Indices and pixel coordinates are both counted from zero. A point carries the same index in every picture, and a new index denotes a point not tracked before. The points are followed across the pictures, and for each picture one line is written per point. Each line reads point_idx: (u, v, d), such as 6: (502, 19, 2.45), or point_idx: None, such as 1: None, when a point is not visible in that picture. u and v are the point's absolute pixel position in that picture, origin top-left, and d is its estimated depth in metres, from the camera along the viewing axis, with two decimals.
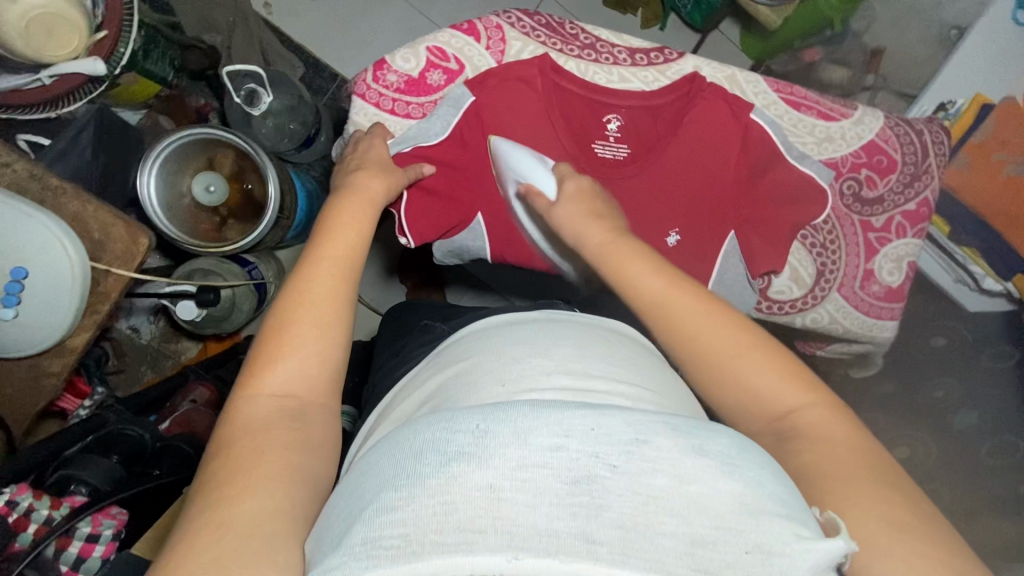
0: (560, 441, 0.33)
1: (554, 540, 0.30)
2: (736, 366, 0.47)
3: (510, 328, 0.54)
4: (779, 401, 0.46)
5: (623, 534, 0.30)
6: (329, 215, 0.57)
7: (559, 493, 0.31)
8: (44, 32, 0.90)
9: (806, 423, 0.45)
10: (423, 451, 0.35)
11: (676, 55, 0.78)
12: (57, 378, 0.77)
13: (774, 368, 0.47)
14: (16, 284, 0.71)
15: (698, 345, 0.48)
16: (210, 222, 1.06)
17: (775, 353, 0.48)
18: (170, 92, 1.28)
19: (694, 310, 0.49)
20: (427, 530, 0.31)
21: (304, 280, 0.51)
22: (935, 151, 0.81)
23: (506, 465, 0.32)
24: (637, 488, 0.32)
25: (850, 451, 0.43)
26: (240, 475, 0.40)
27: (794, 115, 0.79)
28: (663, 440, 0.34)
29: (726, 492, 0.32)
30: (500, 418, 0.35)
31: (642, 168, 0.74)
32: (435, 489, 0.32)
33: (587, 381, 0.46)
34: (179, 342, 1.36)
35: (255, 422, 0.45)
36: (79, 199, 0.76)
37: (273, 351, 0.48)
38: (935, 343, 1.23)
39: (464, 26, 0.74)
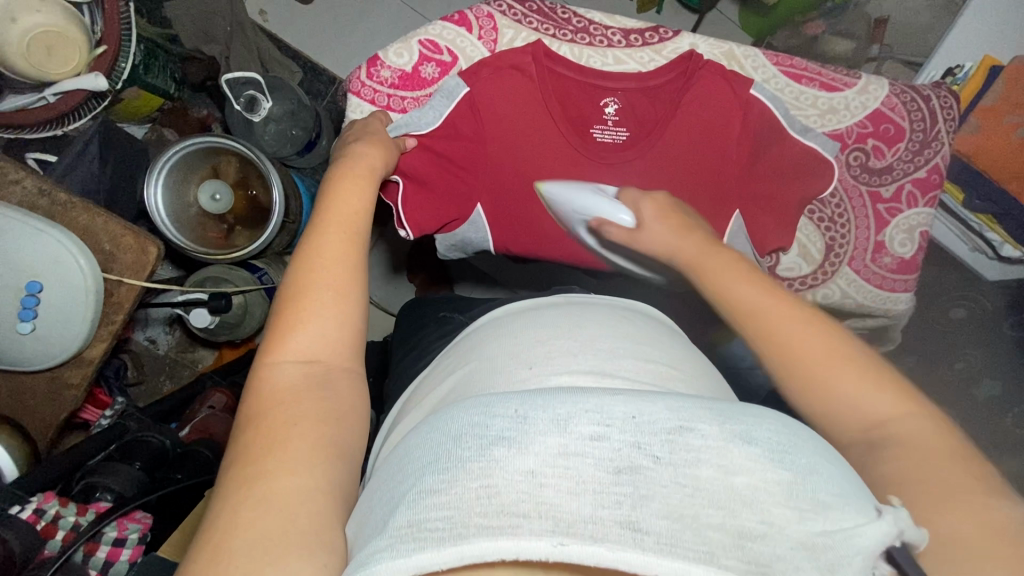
0: (602, 430, 0.32)
1: (598, 526, 0.29)
2: (828, 370, 0.43)
3: (539, 317, 0.53)
4: (875, 411, 0.42)
5: (672, 524, 0.29)
6: (334, 186, 0.58)
7: (603, 480, 0.30)
8: (45, 49, 0.91)
9: (907, 436, 0.40)
10: (462, 434, 0.35)
11: (672, 33, 0.77)
12: (78, 389, 0.79)
13: (874, 377, 0.43)
14: (32, 297, 0.72)
15: (786, 349, 0.44)
16: (218, 230, 1.08)
17: (875, 362, 0.44)
18: (173, 105, 1.29)
19: (782, 312, 0.46)
20: (471, 512, 0.30)
21: (312, 264, 0.51)
22: (944, 117, 0.78)
23: (548, 451, 0.32)
24: (684, 481, 0.30)
25: (951, 463, 0.38)
26: (271, 449, 0.40)
27: (795, 88, 0.78)
28: (706, 428, 0.33)
29: (773, 485, 0.31)
30: (538, 404, 0.35)
31: (645, 149, 0.73)
32: (478, 473, 0.32)
33: (613, 364, 0.46)
34: (195, 351, 1.38)
35: (282, 390, 0.45)
36: (88, 212, 0.77)
37: (291, 320, 0.48)
38: (953, 315, 1.21)
39: (455, 17, 0.74)
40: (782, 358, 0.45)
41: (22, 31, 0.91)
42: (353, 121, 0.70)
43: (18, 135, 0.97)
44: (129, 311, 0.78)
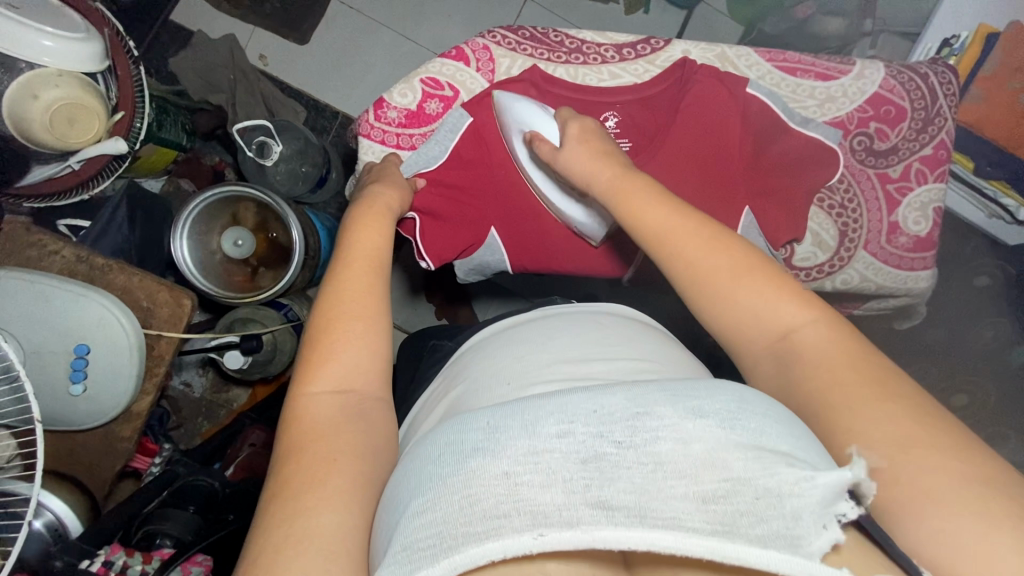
0: (567, 427, 0.36)
1: (573, 511, 0.33)
2: (736, 289, 0.50)
3: (517, 335, 0.60)
4: (780, 321, 0.49)
5: (636, 497, 0.33)
6: (351, 226, 0.60)
7: (570, 470, 0.34)
8: (67, 120, 0.94)
9: (807, 341, 0.47)
10: (441, 455, 0.38)
11: (663, 42, 0.79)
12: (130, 442, 0.82)
13: (774, 290, 0.50)
14: (81, 360, 0.75)
15: (694, 270, 0.52)
16: (243, 273, 1.12)
17: (775, 276, 0.51)
18: (186, 156, 1.34)
19: (689, 241, 0.53)
20: (457, 522, 0.34)
21: (334, 302, 0.54)
22: (943, 92, 0.79)
23: (519, 453, 0.35)
24: (645, 458, 0.34)
25: (851, 366, 0.44)
26: (310, 488, 0.42)
27: (790, 81, 0.79)
28: (662, 409, 0.36)
29: (731, 444, 0.34)
30: (507, 414, 0.39)
31: (646, 158, 0.74)
32: (458, 486, 0.35)
33: (585, 367, 0.52)
34: (229, 391, 1.42)
35: (318, 424, 0.47)
36: (124, 272, 0.81)
37: (323, 355, 0.51)
38: (978, 282, 1.20)
39: (453, 52, 0.76)
40: (690, 283, 0.53)
41: (45, 105, 0.93)
42: (369, 162, 0.73)
43: (48, 203, 1.02)
44: (170, 362, 0.82)
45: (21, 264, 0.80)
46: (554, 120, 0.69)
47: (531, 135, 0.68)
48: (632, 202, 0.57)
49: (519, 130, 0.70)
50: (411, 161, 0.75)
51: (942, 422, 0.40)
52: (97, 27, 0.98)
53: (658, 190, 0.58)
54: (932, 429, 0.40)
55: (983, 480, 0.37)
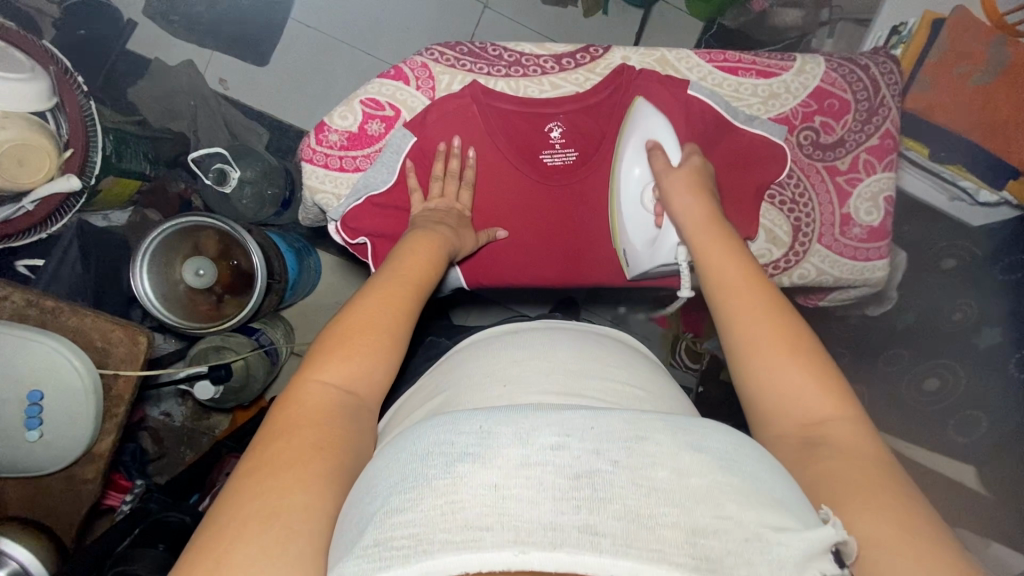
0: (562, 441, 0.37)
1: (559, 532, 0.32)
2: (785, 373, 0.52)
3: (511, 339, 0.61)
4: (812, 410, 0.50)
5: (626, 526, 0.32)
6: (405, 248, 0.63)
7: (561, 488, 0.34)
8: (17, 160, 0.94)
9: (835, 432, 0.49)
10: (428, 454, 0.38)
11: (602, 50, 0.78)
12: (93, 483, 0.81)
13: (814, 380, 0.51)
14: (35, 406, 0.75)
15: (746, 335, 0.54)
16: (208, 302, 1.10)
17: (826, 373, 0.52)
18: (151, 184, 1.30)
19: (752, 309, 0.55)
20: (436, 528, 0.33)
21: (370, 311, 0.55)
22: (887, 82, 0.80)
23: (509, 464, 0.36)
24: (638, 481, 0.34)
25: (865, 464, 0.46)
26: (288, 468, 0.44)
27: (733, 80, 0.79)
28: (661, 437, 0.37)
29: (726, 486, 0.35)
30: (502, 421, 0.40)
31: (593, 169, 0.75)
32: (443, 488, 0.35)
33: (584, 383, 0.54)
34: (209, 418, 1.42)
35: (318, 410, 0.49)
36: (76, 313, 0.80)
37: (345, 348, 0.53)
38: (946, 264, 1.21)
39: (391, 72, 0.75)
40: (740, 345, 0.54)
41: None
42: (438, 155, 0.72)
43: (9, 244, 1.02)
44: (130, 401, 0.81)
45: None
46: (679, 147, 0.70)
47: (653, 144, 0.69)
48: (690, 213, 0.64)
49: (643, 137, 0.70)
50: (350, 194, 0.75)
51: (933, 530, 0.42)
52: (43, 66, 0.97)
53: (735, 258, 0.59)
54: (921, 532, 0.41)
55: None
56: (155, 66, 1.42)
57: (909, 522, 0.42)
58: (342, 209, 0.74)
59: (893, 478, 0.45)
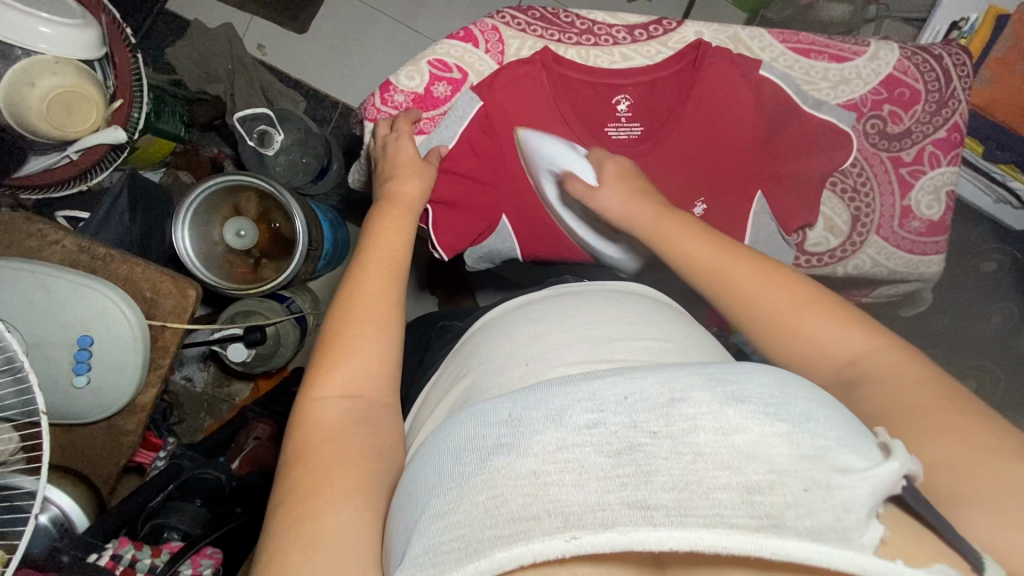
0: (597, 416, 0.34)
1: (609, 513, 0.31)
2: (800, 320, 0.50)
3: (530, 313, 0.59)
4: (845, 351, 0.48)
5: (678, 495, 0.31)
6: (376, 225, 0.61)
7: (605, 466, 0.32)
8: (65, 108, 0.93)
9: (870, 370, 0.47)
10: (461, 453, 0.37)
11: (675, 23, 0.77)
12: (135, 435, 0.81)
13: (837, 322, 0.49)
14: (84, 351, 0.74)
15: (749, 301, 0.52)
16: (246, 264, 1.10)
17: (835, 306, 0.50)
18: (185, 147, 1.32)
19: (750, 272, 0.53)
20: (482, 527, 0.32)
21: (350, 311, 0.54)
22: (958, 74, 0.78)
23: (546, 449, 0.34)
24: (682, 448, 0.32)
25: (909, 390, 0.44)
26: (317, 490, 0.43)
27: (805, 62, 0.77)
28: (699, 395, 0.35)
29: (776, 437, 0.32)
30: (530, 404, 0.37)
31: (657, 144, 0.74)
32: (482, 486, 0.34)
33: (607, 348, 0.51)
34: (230, 385, 1.41)
35: (327, 425, 0.48)
36: (127, 263, 0.80)
37: (333, 357, 0.52)
38: (985, 267, 1.21)
39: (460, 33, 0.74)
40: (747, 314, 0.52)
41: (42, 94, 0.92)
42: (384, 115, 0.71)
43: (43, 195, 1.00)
44: (175, 354, 0.81)
45: (22, 254, 0.78)
46: (583, 159, 0.70)
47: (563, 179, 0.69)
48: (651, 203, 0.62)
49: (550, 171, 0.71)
50: None
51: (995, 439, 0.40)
52: (93, 15, 0.96)
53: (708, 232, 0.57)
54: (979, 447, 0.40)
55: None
56: (195, 27, 1.41)
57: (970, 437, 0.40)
58: None
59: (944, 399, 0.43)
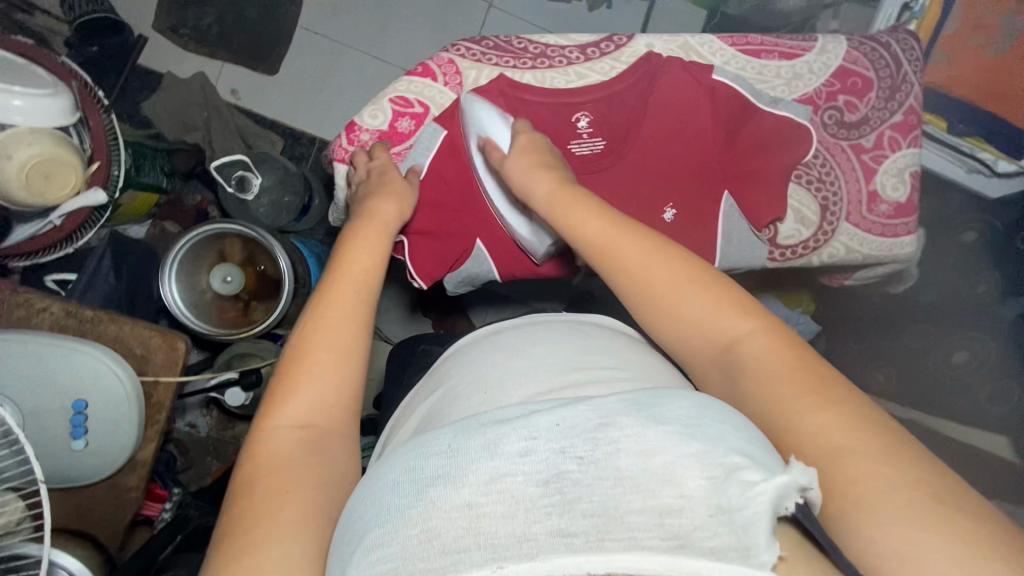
0: (530, 444, 0.35)
1: (533, 542, 0.31)
2: (683, 300, 0.52)
3: (497, 341, 0.60)
4: (725, 331, 0.51)
5: (595, 523, 0.32)
6: (349, 245, 0.62)
7: (532, 497, 0.33)
8: (44, 176, 0.94)
9: (748, 350, 0.49)
10: (398, 484, 0.36)
11: (626, 38, 0.79)
12: (137, 490, 0.82)
13: (718, 304, 0.52)
14: (80, 415, 0.75)
15: (642, 279, 0.54)
16: (235, 308, 1.12)
17: (721, 289, 0.52)
18: (168, 198, 1.34)
19: (644, 256, 0.55)
20: (415, 558, 0.32)
21: (311, 335, 0.54)
22: (909, 59, 0.81)
23: (479, 481, 0.34)
24: (605, 473, 0.33)
25: (788, 373, 0.47)
26: (262, 522, 0.43)
27: (756, 63, 0.79)
28: (626, 420, 0.35)
29: (690, 458, 0.33)
30: (469, 436, 0.37)
31: (618, 158, 0.76)
32: (417, 518, 0.34)
33: (564, 379, 0.51)
34: (234, 427, 1.42)
35: (279, 457, 0.48)
36: (115, 322, 0.81)
37: (293, 383, 0.52)
38: (966, 238, 1.23)
39: (419, 69, 0.76)
40: (639, 296, 0.55)
41: (19, 164, 0.93)
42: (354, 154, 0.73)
43: (33, 261, 1.03)
44: (170, 407, 0.82)
45: (10, 324, 0.79)
46: (509, 127, 0.71)
47: (484, 140, 0.70)
48: (577, 225, 0.59)
49: (477, 132, 0.72)
50: None
51: (874, 428, 0.43)
52: (64, 81, 0.97)
53: (607, 212, 0.59)
54: (860, 440, 0.42)
55: (915, 486, 0.39)
56: (168, 79, 1.44)
57: (855, 426, 0.42)
58: None
59: (820, 383, 0.46)
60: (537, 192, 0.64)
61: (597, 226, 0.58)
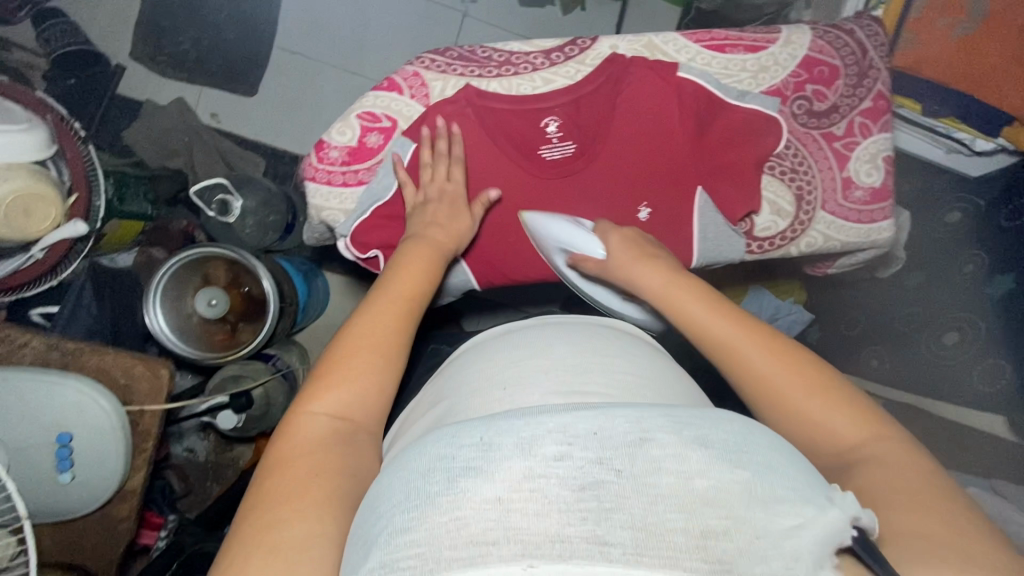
0: (565, 448, 0.33)
1: (567, 545, 0.29)
2: (807, 401, 0.50)
3: (512, 339, 0.60)
4: (849, 439, 0.49)
5: (635, 535, 0.29)
6: (401, 261, 0.62)
7: (566, 500, 0.31)
8: (23, 211, 0.94)
9: (871, 458, 0.47)
10: (430, 470, 0.35)
11: (590, 41, 0.79)
12: (129, 520, 0.81)
13: (845, 411, 0.50)
14: (65, 448, 0.75)
15: (762, 372, 0.52)
16: (223, 331, 1.11)
17: (849, 398, 0.51)
18: (154, 224, 1.28)
19: (767, 351, 0.52)
20: (441, 546, 0.30)
21: (355, 337, 0.55)
22: (874, 44, 0.81)
23: (513, 477, 0.32)
24: (644, 489, 0.31)
25: (910, 489, 0.44)
26: (291, 500, 0.44)
27: (721, 58, 0.79)
28: (666, 436, 0.33)
29: (733, 484, 0.31)
30: (503, 429, 0.35)
31: (590, 160, 0.76)
32: (447, 506, 0.32)
33: (582, 380, 0.51)
34: (233, 449, 1.42)
35: (311, 443, 0.49)
36: (96, 352, 0.81)
37: (337, 374, 0.52)
38: (950, 219, 1.23)
39: (384, 84, 0.76)
40: (757, 390, 0.52)
41: None
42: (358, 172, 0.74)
43: (18, 296, 1.03)
44: (157, 435, 0.82)
45: None
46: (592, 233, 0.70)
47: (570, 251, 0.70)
48: (683, 308, 0.58)
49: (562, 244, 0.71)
50: (355, 211, 0.76)
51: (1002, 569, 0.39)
52: (39, 115, 0.98)
53: (723, 302, 0.57)
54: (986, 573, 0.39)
55: None
56: (148, 107, 1.44)
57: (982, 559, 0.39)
58: (350, 225, 0.75)
59: (949, 507, 0.43)
60: (645, 285, 0.62)
61: (712, 315, 0.56)
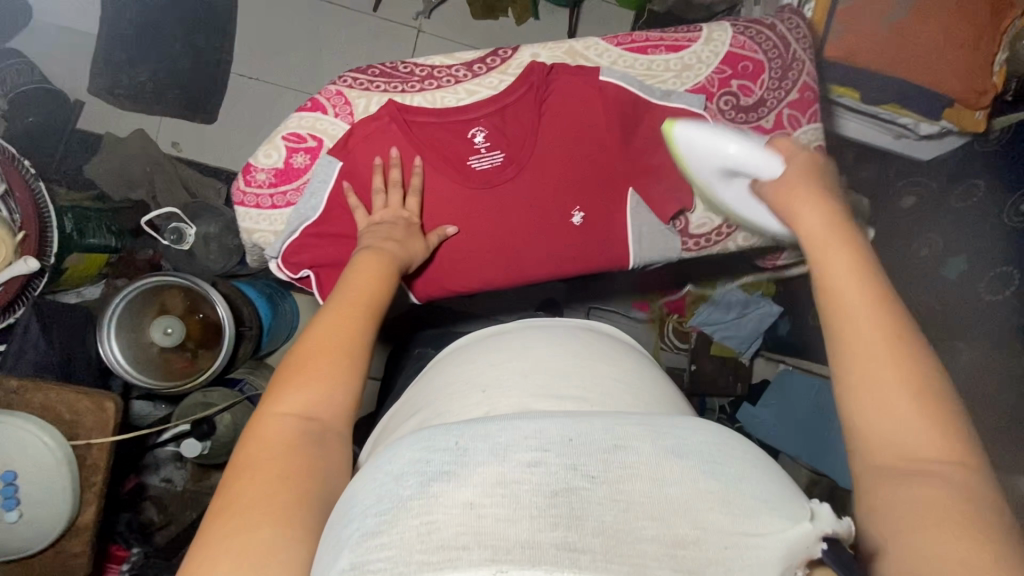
0: (540, 455, 0.31)
1: (536, 550, 0.27)
2: (897, 397, 0.42)
3: (494, 343, 0.58)
4: (926, 451, 0.40)
5: (605, 541, 0.27)
6: (353, 270, 0.60)
7: (538, 504, 0.28)
8: None
9: (938, 473, 0.38)
10: (403, 473, 0.32)
11: (510, 51, 0.80)
12: (83, 556, 0.81)
13: (932, 422, 0.40)
14: (9, 487, 0.76)
15: (858, 350, 0.44)
16: (183, 358, 1.11)
17: (950, 416, 0.41)
18: (119, 256, 1.28)
19: (880, 332, 0.44)
20: (411, 550, 0.27)
21: (318, 342, 0.52)
22: (794, 37, 0.82)
23: (486, 482, 0.30)
24: (618, 495, 0.29)
25: (959, 521, 0.35)
26: (253, 506, 0.40)
27: (644, 59, 0.80)
28: (642, 444, 0.31)
29: (705, 491, 0.30)
30: (478, 433, 0.33)
31: (520, 167, 0.76)
32: (418, 510, 0.29)
33: (560, 384, 0.49)
34: (211, 476, 1.37)
35: (278, 444, 0.45)
36: (39, 390, 0.80)
37: (301, 378, 0.49)
38: (906, 203, 1.28)
39: (308, 105, 0.76)
40: (850, 371, 0.44)
41: None
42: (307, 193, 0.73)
43: None
44: (106, 468, 0.81)
45: None
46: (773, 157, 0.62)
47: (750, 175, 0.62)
48: (828, 256, 0.49)
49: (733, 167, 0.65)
50: (285, 232, 0.77)
51: None
52: None
53: (865, 264, 0.48)
54: None
55: None
56: (107, 139, 1.43)
57: None
58: (279, 246, 0.77)
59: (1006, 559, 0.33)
60: (804, 221, 0.54)
61: (846, 274, 0.47)
